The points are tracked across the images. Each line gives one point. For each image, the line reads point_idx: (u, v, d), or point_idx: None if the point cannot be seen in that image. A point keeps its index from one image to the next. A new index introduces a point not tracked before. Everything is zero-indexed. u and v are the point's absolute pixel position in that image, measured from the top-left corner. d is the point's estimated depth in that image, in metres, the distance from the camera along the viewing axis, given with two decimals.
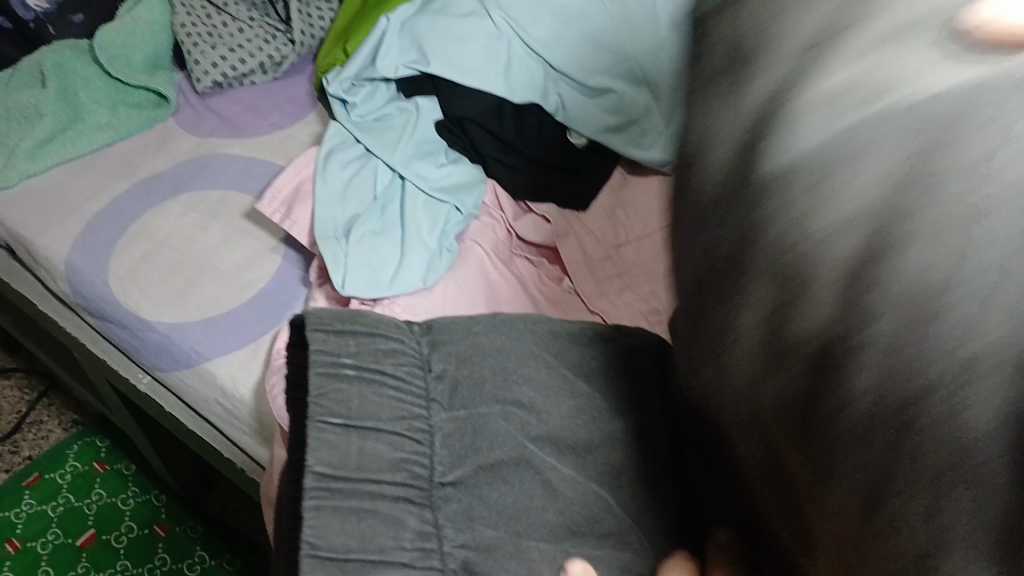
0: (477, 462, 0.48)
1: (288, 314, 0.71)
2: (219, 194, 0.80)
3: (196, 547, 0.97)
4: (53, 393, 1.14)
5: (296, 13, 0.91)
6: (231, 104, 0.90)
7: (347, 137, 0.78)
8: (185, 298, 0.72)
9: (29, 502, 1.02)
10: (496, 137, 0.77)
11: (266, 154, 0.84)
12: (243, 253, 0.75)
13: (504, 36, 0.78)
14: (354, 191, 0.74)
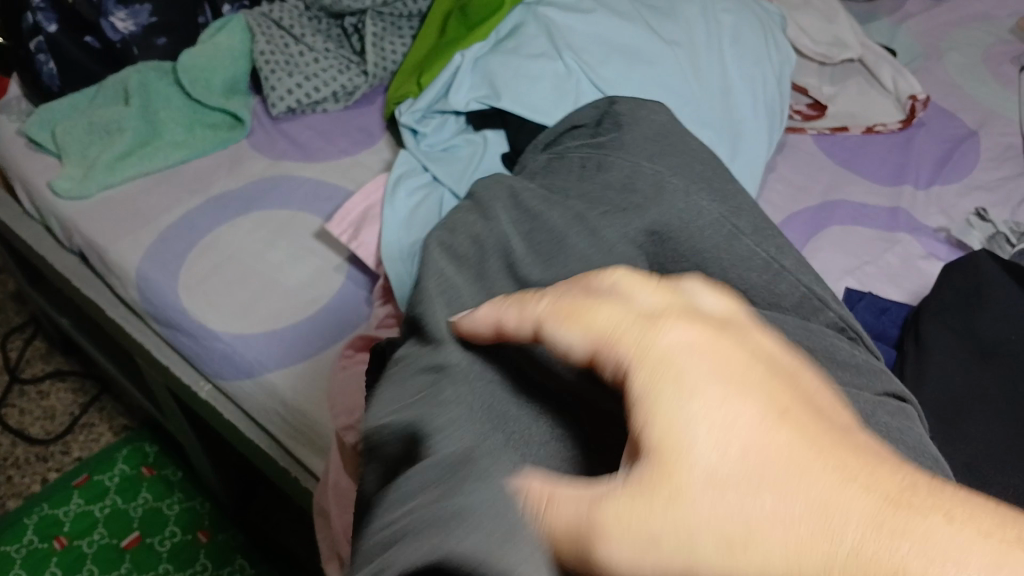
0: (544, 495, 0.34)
1: (349, 331, 0.72)
2: (287, 214, 0.83)
3: (236, 556, 0.99)
4: (105, 397, 1.16)
5: (371, 45, 0.94)
6: (303, 130, 0.93)
7: (415, 165, 0.81)
8: (251, 310, 0.74)
9: (78, 500, 1.04)
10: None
11: (334, 178, 0.87)
12: (308, 271, 0.77)
13: (573, 76, 0.81)
14: (419, 217, 0.75)
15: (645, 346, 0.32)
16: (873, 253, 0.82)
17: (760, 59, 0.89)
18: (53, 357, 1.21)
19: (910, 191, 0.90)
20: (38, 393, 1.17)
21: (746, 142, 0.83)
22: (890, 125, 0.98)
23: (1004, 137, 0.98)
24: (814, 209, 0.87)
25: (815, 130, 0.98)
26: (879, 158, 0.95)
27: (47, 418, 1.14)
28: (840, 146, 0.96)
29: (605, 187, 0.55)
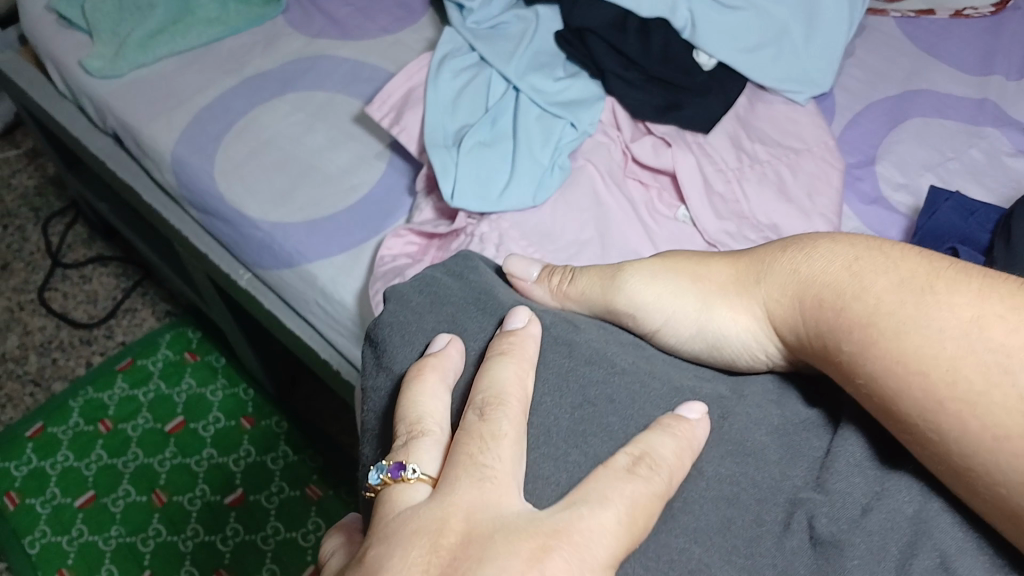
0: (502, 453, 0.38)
1: (392, 222, 0.69)
2: (326, 95, 0.78)
3: (280, 442, 0.99)
4: (147, 283, 1.16)
5: None
6: (342, 6, 0.87)
7: (461, 45, 0.75)
8: (289, 198, 0.70)
9: (122, 385, 1.05)
10: (616, 50, 0.71)
11: (374, 58, 0.81)
12: (347, 157, 0.73)
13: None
14: (464, 102, 0.70)
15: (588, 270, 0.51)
16: (956, 148, 0.76)
17: None
18: (94, 242, 1.20)
19: (1001, 82, 0.82)
20: (80, 278, 1.17)
21: (824, 19, 0.76)
22: (981, 10, 0.89)
23: None
24: (895, 98, 0.80)
25: (899, 12, 0.89)
26: (967, 43, 0.86)
27: (90, 303, 1.14)
28: (925, 30, 0.88)
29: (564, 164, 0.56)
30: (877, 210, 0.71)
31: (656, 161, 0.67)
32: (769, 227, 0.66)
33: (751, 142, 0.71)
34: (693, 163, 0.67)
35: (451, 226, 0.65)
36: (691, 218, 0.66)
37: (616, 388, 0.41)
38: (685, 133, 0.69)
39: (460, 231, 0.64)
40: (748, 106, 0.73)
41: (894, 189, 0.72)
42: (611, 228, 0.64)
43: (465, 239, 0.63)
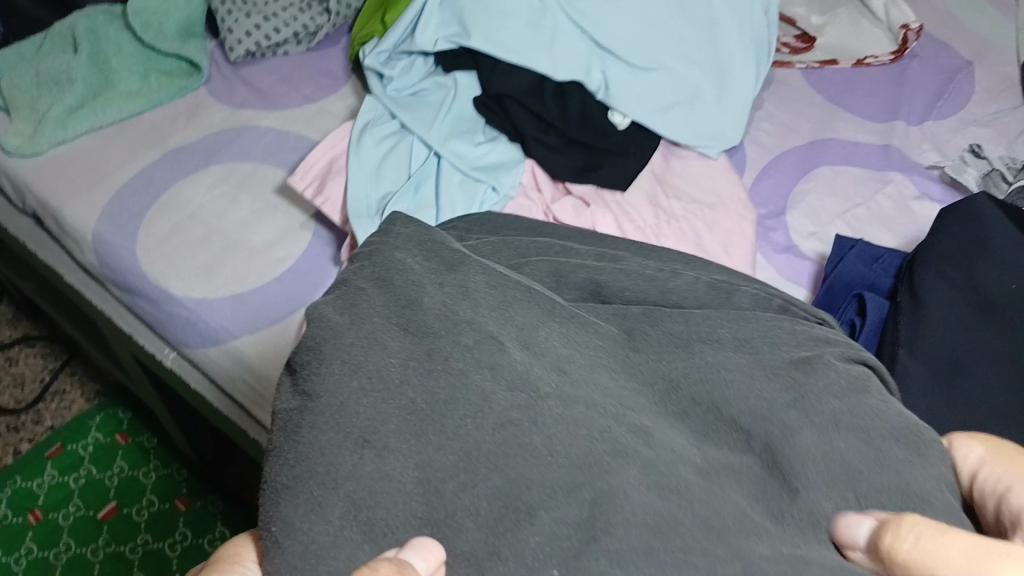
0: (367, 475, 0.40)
1: (317, 294, 0.69)
2: (248, 167, 0.78)
3: (217, 523, 0.98)
4: (76, 362, 1.13)
5: None
6: (265, 75, 0.87)
7: (381, 112, 0.76)
8: (214, 273, 0.70)
9: (51, 473, 1.02)
10: (533, 113, 0.74)
11: (298, 127, 0.82)
12: (272, 228, 0.73)
13: (550, 12, 0.76)
14: (388, 169, 0.72)
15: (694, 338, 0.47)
16: (863, 195, 0.79)
17: None
18: (20, 322, 1.17)
19: (903, 128, 0.86)
20: (6, 361, 1.14)
21: (734, 80, 0.78)
22: (881, 58, 0.93)
23: (998, 67, 0.94)
24: (803, 149, 0.84)
25: (803, 64, 0.93)
26: (871, 91, 0.90)
27: (17, 387, 1.11)
28: (831, 80, 0.92)
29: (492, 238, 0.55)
30: (791, 259, 0.74)
31: (576, 220, 0.70)
32: None
33: (668, 199, 0.74)
34: (612, 223, 0.71)
35: None
36: None
37: (547, 396, 0.40)
38: (605, 192, 0.73)
39: None
40: (664, 164, 0.77)
41: (805, 238, 0.75)
42: None
43: None
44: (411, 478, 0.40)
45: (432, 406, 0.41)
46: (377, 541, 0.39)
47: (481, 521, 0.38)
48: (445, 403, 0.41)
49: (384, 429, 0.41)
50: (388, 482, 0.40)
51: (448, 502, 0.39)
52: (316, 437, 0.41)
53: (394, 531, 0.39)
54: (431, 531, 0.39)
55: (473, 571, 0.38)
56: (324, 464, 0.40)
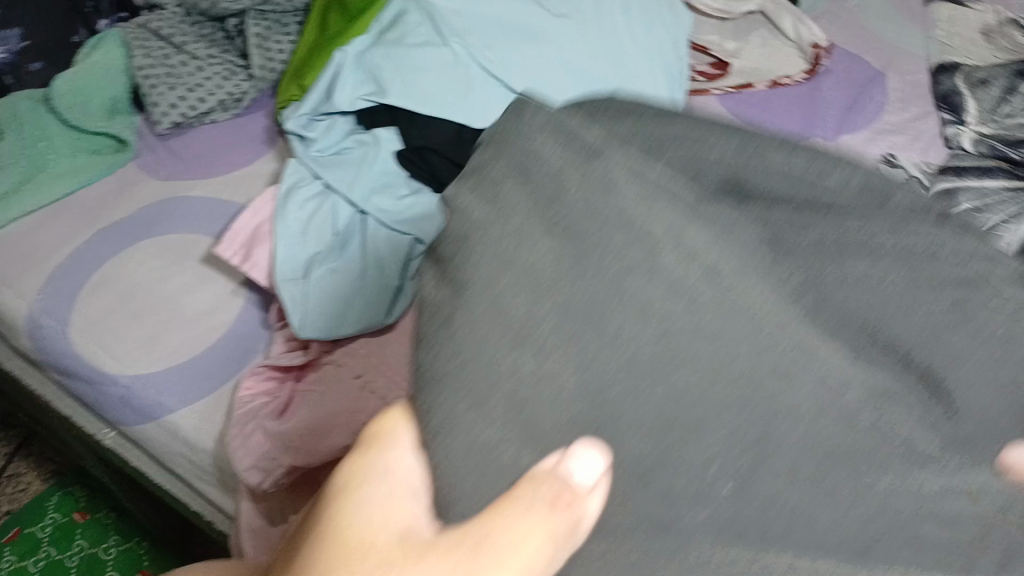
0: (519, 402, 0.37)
1: (253, 358, 0.71)
2: (180, 238, 0.79)
3: None
4: (29, 444, 1.12)
5: (254, 47, 0.90)
6: (194, 144, 0.89)
7: (305, 174, 0.76)
8: (150, 346, 0.71)
9: (9, 558, 1.01)
10: (449, 163, 0.73)
11: (227, 194, 0.84)
12: (206, 296, 0.74)
13: (462, 61, 0.76)
14: (314, 229, 0.72)
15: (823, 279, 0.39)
16: None
17: (653, 28, 0.85)
18: None
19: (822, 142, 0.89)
20: None
21: None
22: (796, 76, 0.96)
23: (909, 75, 0.98)
24: None
25: (718, 90, 0.95)
26: (787, 110, 0.93)
27: None
28: (748, 102, 0.94)
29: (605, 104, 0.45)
30: None
31: None
32: None
33: None
34: None
35: (305, 356, 0.68)
36: None
37: (701, 307, 0.38)
38: None
39: (315, 361, 0.67)
40: None
41: None
42: None
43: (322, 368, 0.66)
44: (722, 390, 0.37)
45: (591, 308, 0.38)
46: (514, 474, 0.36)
47: (647, 431, 0.37)
48: (610, 300, 0.38)
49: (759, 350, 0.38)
50: (552, 400, 0.37)
51: (615, 409, 0.37)
52: (613, 317, 0.38)
53: (557, 431, 0.37)
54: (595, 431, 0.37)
55: (641, 478, 0.36)
56: (605, 362, 0.37)
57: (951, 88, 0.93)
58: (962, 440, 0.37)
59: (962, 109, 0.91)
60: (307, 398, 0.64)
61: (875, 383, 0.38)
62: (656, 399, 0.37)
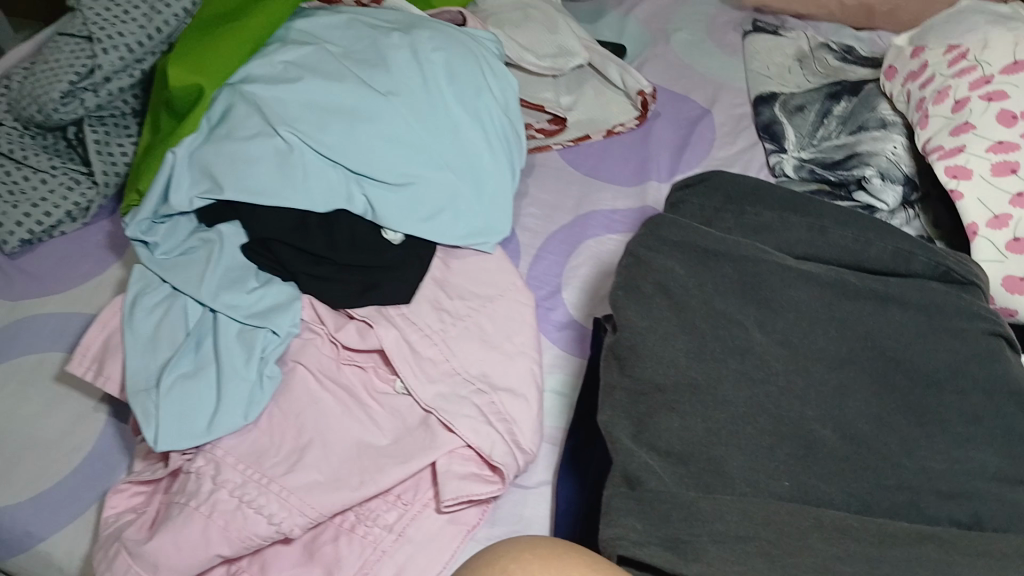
0: (683, 386, 0.58)
1: (118, 472, 0.84)
2: (34, 358, 0.92)
3: None
4: None
5: (96, 155, 1.05)
6: (41, 260, 1.04)
7: (153, 279, 0.85)
8: (9, 478, 0.83)
9: None
10: (303, 250, 0.85)
11: (79, 306, 0.98)
12: (68, 417, 0.87)
13: (294, 149, 0.86)
14: (163, 335, 0.81)
15: (849, 292, 0.61)
16: (640, 200, 0.96)
17: (481, 89, 0.96)
18: None
19: (655, 186, 0.97)
20: None
21: (487, 180, 0.93)
22: (627, 124, 1.05)
23: (733, 108, 1.05)
24: (587, 169, 1.01)
25: (559, 145, 1.04)
26: (622, 158, 1.02)
27: None
28: (585, 156, 1.03)
29: (776, 204, 0.68)
30: (588, 282, 0.90)
31: (362, 343, 0.82)
32: (479, 376, 0.80)
33: (450, 300, 0.86)
34: (396, 335, 0.81)
35: (168, 467, 0.74)
36: (408, 390, 0.79)
37: (777, 376, 0.57)
38: (385, 308, 0.84)
39: (179, 469, 0.74)
40: (444, 267, 0.90)
41: (602, 241, 0.93)
42: (332, 433, 0.75)
43: (185, 475, 0.73)
44: (808, 414, 0.56)
45: (710, 343, 0.59)
46: (704, 455, 0.55)
47: (752, 452, 0.55)
48: (723, 332, 0.59)
49: (791, 389, 0.57)
50: (679, 390, 0.57)
51: (732, 401, 0.57)
52: (716, 355, 0.58)
53: (688, 449, 0.56)
54: (710, 474, 0.54)
55: (719, 470, 0.54)
56: (671, 374, 0.58)
57: (770, 118, 0.99)
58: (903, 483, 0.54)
59: (781, 137, 0.96)
60: (174, 515, 0.69)
61: (873, 418, 0.56)
62: (796, 413, 0.56)
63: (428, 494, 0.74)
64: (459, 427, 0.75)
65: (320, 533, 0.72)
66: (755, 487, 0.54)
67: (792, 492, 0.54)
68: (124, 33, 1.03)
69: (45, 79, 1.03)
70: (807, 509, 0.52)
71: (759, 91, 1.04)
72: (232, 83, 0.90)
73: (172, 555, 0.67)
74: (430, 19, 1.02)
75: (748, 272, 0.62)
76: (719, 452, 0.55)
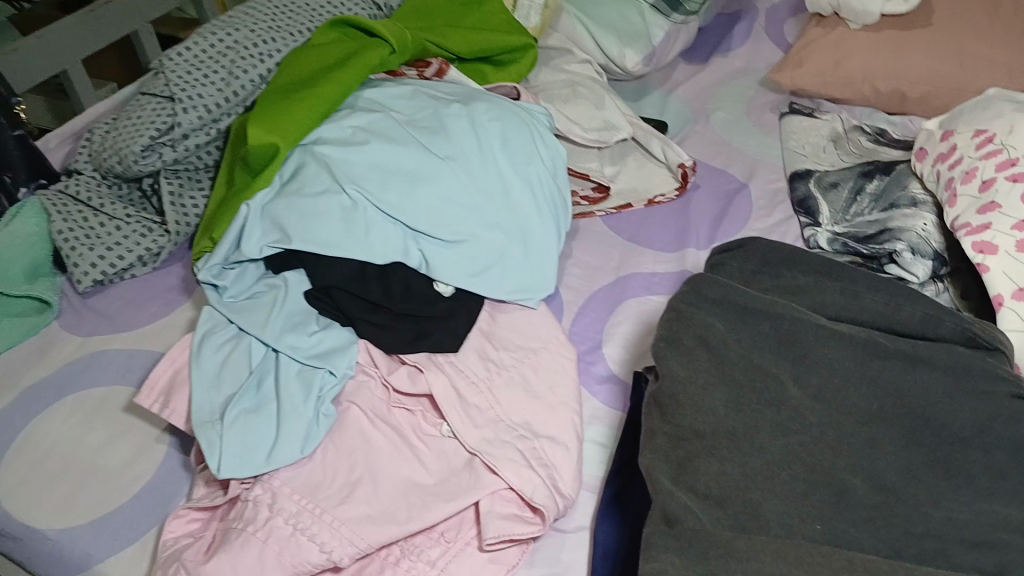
0: (722, 431, 0.61)
1: (175, 501, 0.88)
2: (102, 391, 0.98)
3: None
4: None
5: (170, 206, 1.13)
6: (112, 301, 1.11)
7: (222, 320, 0.91)
8: (72, 503, 0.88)
9: None
10: (360, 298, 0.91)
11: (146, 344, 1.04)
12: (130, 448, 0.92)
13: (358, 206, 0.93)
14: (228, 372, 0.87)
15: (879, 351, 0.65)
16: (680, 265, 1.01)
17: (533, 157, 1.03)
18: None
19: (694, 253, 1.03)
20: None
21: (535, 240, 0.99)
22: (668, 194, 1.10)
23: (770, 183, 1.11)
24: (629, 235, 1.06)
25: (602, 212, 1.09)
26: (663, 226, 1.07)
27: None
28: (627, 222, 1.08)
29: (811, 269, 0.73)
30: (628, 340, 0.94)
31: (413, 387, 0.86)
32: (522, 423, 0.84)
33: (496, 351, 0.91)
34: (444, 381, 0.86)
35: (227, 495, 0.79)
36: (454, 433, 0.82)
37: (810, 426, 0.61)
38: (436, 355, 0.89)
39: (237, 496, 0.79)
40: (490, 320, 0.95)
41: (642, 302, 0.98)
42: (382, 470, 0.79)
43: (242, 503, 0.77)
44: (839, 464, 0.60)
45: (748, 393, 0.63)
46: (740, 497, 0.59)
47: (787, 496, 0.58)
48: (761, 382, 0.63)
49: (824, 439, 0.61)
50: (718, 436, 0.61)
51: (768, 448, 0.60)
52: (753, 405, 0.62)
53: (725, 490, 0.59)
54: (746, 515, 0.58)
55: (754, 511, 0.58)
56: (710, 420, 0.62)
57: (805, 193, 1.04)
58: (929, 532, 0.57)
59: (816, 211, 1.01)
60: (232, 539, 0.73)
61: (901, 469, 0.60)
62: (828, 461, 0.60)
63: (471, 533, 0.77)
64: (503, 470, 0.78)
65: (366, 565, 0.75)
66: (788, 528, 0.57)
67: (823, 536, 0.57)
68: (203, 95, 1.12)
69: (128, 133, 1.11)
70: (837, 551, 0.54)
71: (794, 168, 1.09)
72: (304, 143, 0.99)
73: None
74: (486, 92, 1.10)
75: (785, 329, 0.66)
76: (755, 495, 0.58)
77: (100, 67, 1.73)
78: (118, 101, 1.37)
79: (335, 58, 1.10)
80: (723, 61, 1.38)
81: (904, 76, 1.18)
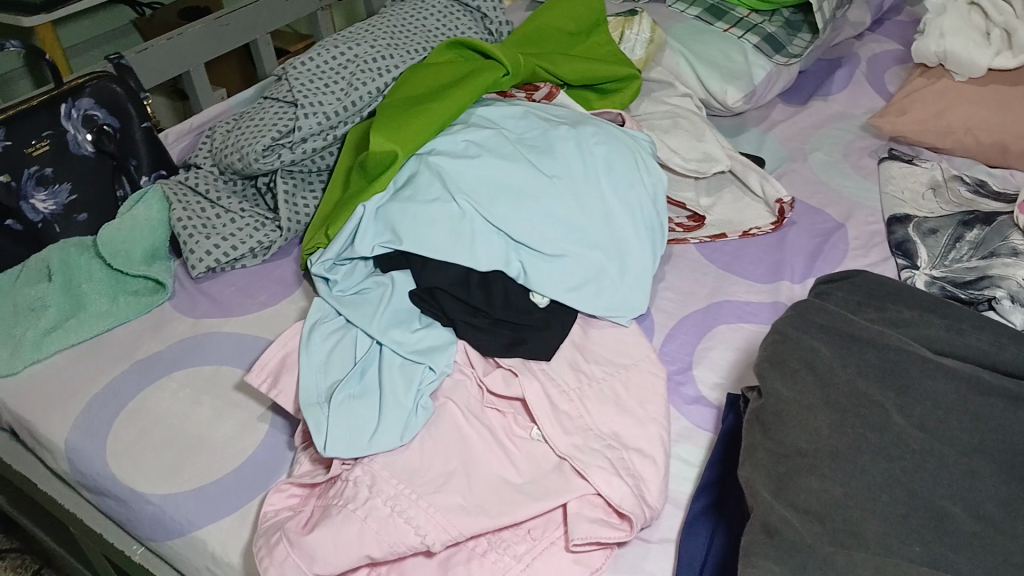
0: (822, 451, 0.63)
1: (274, 478, 0.92)
2: (211, 369, 1.04)
3: None
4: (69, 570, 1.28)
5: (284, 203, 1.20)
6: (223, 287, 1.17)
7: (331, 312, 0.97)
8: (178, 471, 0.93)
9: None
10: (462, 301, 0.95)
11: (254, 330, 1.10)
12: (235, 426, 0.97)
13: (466, 215, 0.97)
14: (335, 360, 0.92)
15: (984, 389, 0.66)
16: (773, 296, 1.03)
17: (635, 182, 1.05)
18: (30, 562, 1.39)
19: (788, 285, 1.04)
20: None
21: (632, 261, 1.01)
22: (764, 227, 1.12)
23: (868, 225, 1.12)
24: (723, 264, 1.08)
25: (697, 239, 1.12)
26: (757, 258, 1.09)
27: None
28: (721, 252, 1.10)
29: (915, 305, 0.75)
30: (718, 365, 0.96)
31: (507, 391, 0.89)
32: (611, 434, 0.87)
33: (588, 363, 0.94)
34: (538, 388, 0.88)
35: (330, 475, 0.83)
36: (545, 438, 0.85)
37: (911, 455, 0.62)
38: (531, 361, 0.92)
39: (338, 478, 0.82)
40: (583, 334, 0.98)
41: (733, 328, 1.00)
42: (475, 465, 0.83)
43: (343, 482, 0.81)
44: (938, 493, 0.61)
45: (850, 418, 0.64)
46: (838, 514, 0.60)
47: (885, 519, 0.59)
48: (862, 408, 0.65)
49: (923, 467, 0.62)
50: (818, 455, 0.63)
51: (867, 471, 0.62)
52: (854, 429, 0.64)
53: (824, 507, 0.60)
54: (845, 532, 0.59)
55: (852, 530, 0.59)
56: (811, 440, 0.64)
57: (904, 236, 1.05)
58: None
59: (914, 255, 1.02)
60: (334, 514, 0.77)
61: (1002, 504, 0.60)
62: (927, 489, 0.61)
63: (557, 533, 0.80)
64: (592, 476, 0.81)
65: (455, 554, 0.78)
66: (885, 547, 0.58)
67: (921, 559, 0.57)
68: (323, 103, 1.19)
69: (251, 134, 1.18)
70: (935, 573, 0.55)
71: (892, 212, 1.11)
72: (421, 153, 1.04)
73: (328, 549, 0.75)
74: (594, 118, 1.14)
75: (890, 361, 0.67)
76: (854, 514, 0.60)
77: (219, 73, 1.84)
78: (238, 104, 1.45)
79: (452, 76, 1.16)
80: (822, 105, 1.40)
81: (1007, 130, 1.19)
